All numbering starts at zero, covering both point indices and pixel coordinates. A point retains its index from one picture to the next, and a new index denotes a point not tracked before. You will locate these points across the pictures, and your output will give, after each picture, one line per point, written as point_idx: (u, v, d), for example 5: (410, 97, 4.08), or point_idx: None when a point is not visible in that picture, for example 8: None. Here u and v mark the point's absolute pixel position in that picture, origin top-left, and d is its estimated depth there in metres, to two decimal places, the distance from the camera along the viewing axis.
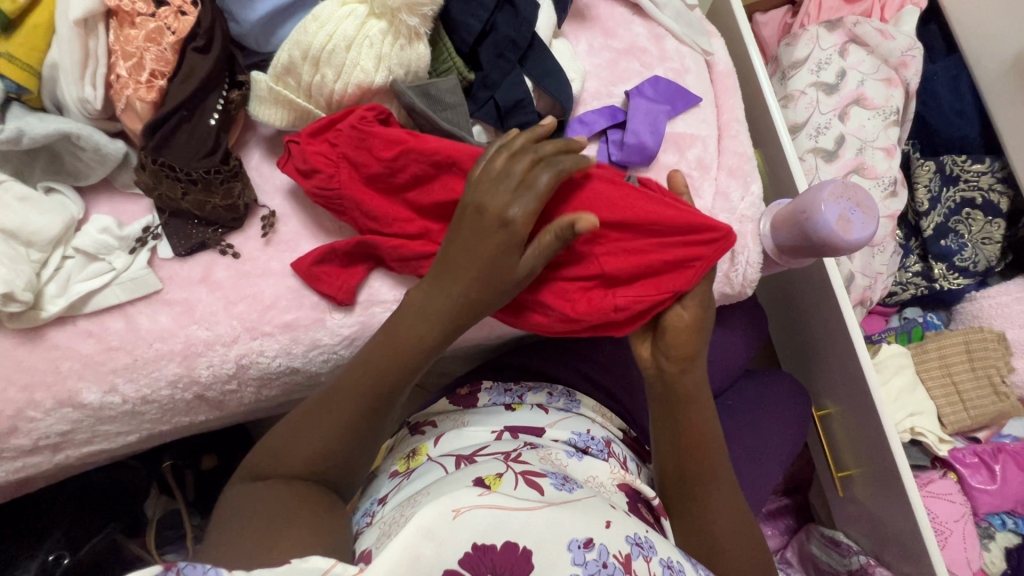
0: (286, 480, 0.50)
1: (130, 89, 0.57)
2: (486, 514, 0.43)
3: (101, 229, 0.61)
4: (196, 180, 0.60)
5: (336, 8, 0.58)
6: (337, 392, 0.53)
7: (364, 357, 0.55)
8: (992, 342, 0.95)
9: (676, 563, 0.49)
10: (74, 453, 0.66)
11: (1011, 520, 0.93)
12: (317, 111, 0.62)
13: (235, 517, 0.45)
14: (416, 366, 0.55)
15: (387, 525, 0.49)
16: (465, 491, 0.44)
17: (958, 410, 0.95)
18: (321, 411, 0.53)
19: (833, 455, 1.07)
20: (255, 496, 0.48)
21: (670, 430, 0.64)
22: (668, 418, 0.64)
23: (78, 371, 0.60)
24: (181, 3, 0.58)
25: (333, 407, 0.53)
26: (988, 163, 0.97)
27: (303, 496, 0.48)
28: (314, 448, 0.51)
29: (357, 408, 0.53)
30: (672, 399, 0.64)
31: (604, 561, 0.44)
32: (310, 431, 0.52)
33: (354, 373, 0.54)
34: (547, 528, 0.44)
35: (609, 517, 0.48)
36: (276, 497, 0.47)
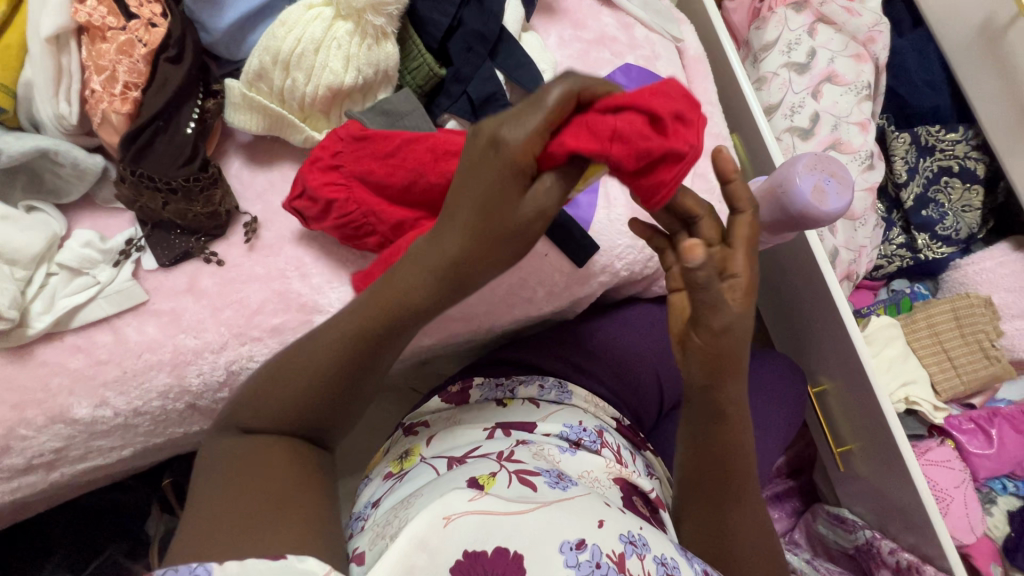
0: (264, 435, 0.47)
1: (105, 102, 0.58)
2: (477, 521, 0.45)
3: (83, 243, 0.62)
4: (176, 189, 0.61)
5: (303, 13, 0.59)
6: (322, 355, 0.47)
7: (351, 315, 0.48)
8: (979, 306, 0.95)
9: (670, 560, 0.50)
10: (69, 470, 0.66)
11: (1011, 483, 0.94)
12: (290, 116, 0.62)
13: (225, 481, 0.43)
14: (411, 325, 0.48)
15: (380, 526, 0.51)
16: (457, 495, 0.46)
17: (950, 376, 0.96)
18: (300, 370, 0.47)
19: (832, 431, 1.07)
20: (235, 451, 0.46)
21: (698, 435, 0.59)
22: (699, 421, 0.58)
23: (68, 386, 0.60)
24: (151, 15, 0.59)
25: (318, 371, 0.47)
26: (962, 131, 0.98)
27: (276, 469, 0.45)
28: (289, 400, 0.47)
29: (341, 373, 0.48)
30: (705, 405, 0.57)
31: (598, 561, 0.45)
32: (289, 391, 0.47)
33: (337, 334, 0.47)
34: (538, 531, 0.45)
35: (602, 517, 0.49)
36: (252, 460, 0.45)
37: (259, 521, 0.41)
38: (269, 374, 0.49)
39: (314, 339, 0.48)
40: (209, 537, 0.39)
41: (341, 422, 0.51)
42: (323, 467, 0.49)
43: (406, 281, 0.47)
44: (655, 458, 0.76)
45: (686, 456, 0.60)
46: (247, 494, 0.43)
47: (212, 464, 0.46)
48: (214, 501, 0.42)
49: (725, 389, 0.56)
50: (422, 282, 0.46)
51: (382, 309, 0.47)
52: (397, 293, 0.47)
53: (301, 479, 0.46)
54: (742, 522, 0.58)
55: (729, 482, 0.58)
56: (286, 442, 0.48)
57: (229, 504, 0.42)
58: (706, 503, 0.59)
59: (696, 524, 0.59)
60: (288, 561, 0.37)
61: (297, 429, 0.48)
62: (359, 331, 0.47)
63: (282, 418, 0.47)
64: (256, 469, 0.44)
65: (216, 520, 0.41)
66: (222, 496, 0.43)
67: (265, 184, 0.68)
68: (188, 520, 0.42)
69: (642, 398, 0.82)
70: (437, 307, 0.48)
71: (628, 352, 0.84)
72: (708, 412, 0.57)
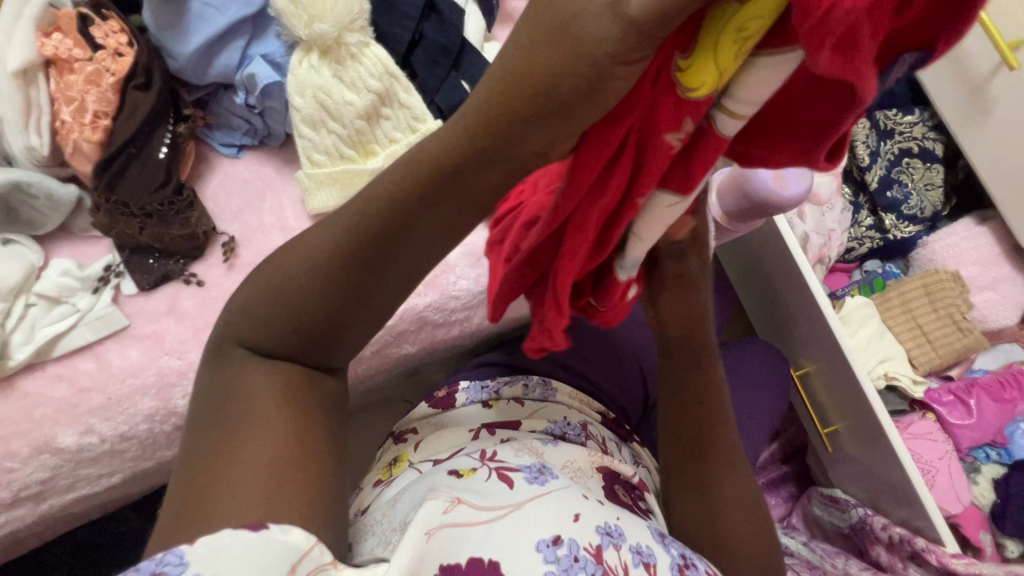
0: (261, 363, 0.44)
1: (76, 131, 0.59)
2: (453, 535, 0.45)
3: (61, 272, 0.62)
4: (151, 213, 0.62)
5: (302, 73, 0.61)
6: (308, 276, 0.40)
7: (342, 214, 0.39)
8: (948, 281, 0.98)
9: (646, 549, 0.52)
10: (58, 501, 0.66)
11: (994, 451, 0.96)
12: (358, 164, 0.64)
13: (222, 407, 0.43)
14: (410, 213, 0.37)
15: (380, 521, 0.54)
16: (430, 511, 0.45)
17: (927, 351, 0.98)
18: (288, 291, 0.41)
19: (818, 413, 1.08)
20: (231, 383, 0.43)
21: (678, 396, 0.66)
22: (680, 383, 0.66)
23: (52, 416, 0.60)
24: (117, 45, 0.60)
25: (306, 293, 0.41)
26: (918, 114, 1.02)
27: (264, 421, 0.42)
28: (276, 323, 0.42)
29: (335, 296, 0.41)
30: (685, 361, 0.66)
31: (576, 555, 0.47)
32: (279, 317, 0.42)
33: (327, 243, 0.39)
34: (510, 534, 0.46)
35: (578, 511, 0.50)
36: (240, 401, 0.42)
37: (239, 484, 0.39)
38: (258, 288, 0.42)
39: (309, 235, 0.41)
40: (187, 504, 0.39)
41: (344, 347, 0.45)
42: (327, 405, 0.46)
43: (405, 174, 0.36)
44: (642, 449, 0.77)
45: (667, 423, 0.66)
46: (234, 443, 0.41)
47: (209, 393, 0.44)
48: (198, 453, 0.41)
49: (692, 342, 0.66)
50: (427, 169, 0.35)
51: (378, 209, 0.37)
52: (392, 191, 0.37)
53: (293, 428, 0.43)
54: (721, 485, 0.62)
55: (708, 445, 0.64)
56: (280, 374, 0.44)
57: (211, 460, 0.40)
58: (691, 467, 0.63)
59: (680, 491, 0.64)
60: (269, 533, 0.36)
61: (293, 355, 0.44)
62: (350, 241, 0.39)
63: (278, 346, 0.43)
64: (245, 411, 0.42)
65: (195, 480, 0.40)
66: (207, 446, 0.41)
67: (241, 203, 0.68)
68: (177, 470, 0.42)
69: (627, 393, 0.84)
70: (447, 208, 0.37)
71: (609, 349, 0.85)
72: (687, 369, 0.66)
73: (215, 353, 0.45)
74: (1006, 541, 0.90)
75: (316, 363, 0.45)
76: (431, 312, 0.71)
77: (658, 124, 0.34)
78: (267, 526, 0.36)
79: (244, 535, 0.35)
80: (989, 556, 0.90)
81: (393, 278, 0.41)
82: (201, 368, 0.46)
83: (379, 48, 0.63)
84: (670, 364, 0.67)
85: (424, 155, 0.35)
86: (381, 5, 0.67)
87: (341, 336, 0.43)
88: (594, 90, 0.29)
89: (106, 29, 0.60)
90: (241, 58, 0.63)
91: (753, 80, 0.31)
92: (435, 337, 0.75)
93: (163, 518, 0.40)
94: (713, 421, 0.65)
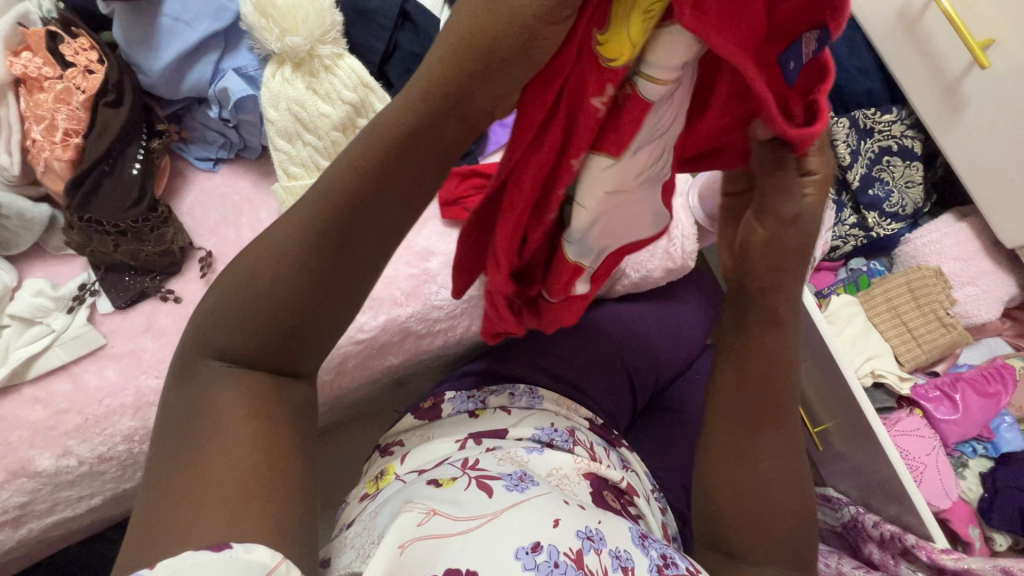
0: (231, 371, 0.43)
1: (46, 150, 0.58)
2: (427, 546, 0.46)
3: (35, 292, 0.61)
4: (125, 231, 0.61)
5: (276, 86, 0.61)
6: (278, 270, 0.40)
7: (309, 203, 0.40)
8: (931, 277, 0.99)
9: (625, 552, 0.52)
10: (37, 525, 0.65)
11: (980, 445, 0.97)
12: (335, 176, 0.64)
13: (190, 412, 0.43)
14: (370, 194, 0.39)
15: (358, 533, 0.55)
16: (403, 524, 0.47)
17: (912, 346, 0.99)
18: (257, 287, 0.41)
19: (809, 413, 1.08)
20: (200, 395, 0.43)
21: (740, 365, 0.52)
22: (746, 351, 0.51)
23: (28, 439, 0.59)
24: (87, 62, 0.59)
25: (276, 289, 0.41)
26: (896, 112, 1.03)
27: (230, 438, 0.41)
28: (242, 325, 0.42)
29: (305, 291, 0.41)
30: (758, 324, 0.50)
31: (555, 561, 0.47)
32: (250, 320, 0.42)
33: (295, 235, 0.40)
34: (486, 544, 0.47)
35: (557, 516, 0.51)
36: (207, 415, 0.42)
37: (214, 491, 0.39)
38: (229, 288, 0.42)
39: (280, 227, 0.41)
40: (160, 517, 0.39)
41: (315, 350, 0.45)
42: (298, 416, 0.45)
43: (369, 152, 0.38)
44: (630, 453, 0.77)
45: (717, 391, 0.54)
46: (207, 451, 0.41)
47: (179, 404, 0.44)
48: (172, 466, 0.41)
49: (774, 302, 0.48)
50: (394, 141, 0.37)
51: (345, 194, 0.39)
52: (360, 171, 0.38)
53: (260, 443, 0.42)
54: (761, 476, 0.52)
55: (763, 430, 0.52)
56: (248, 386, 0.43)
57: (186, 468, 0.41)
58: (731, 449, 0.53)
59: (714, 474, 0.55)
60: (232, 551, 0.38)
61: (262, 361, 0.44)
62: (321, 229, 0.39)
63: (246, 349, 0.43)
64: (217, 417, 0.42)
65: (168, 493, 0.40)
66: (181, 457, 0.41)
67: (218, 218, 0.67)
68: (148, 485, 0.41)
69: (614, 399, 0.84)
70: (402, 178, 0.39)
71: (596, 353, 0.85)
72: (763, 335, 0.50)
73: (183, 365, 0.44)
74: (994, 535, 0.92)
75: (284, 370, 0.45)
76: (414, 323, 0.71)
77: (585, 89, 0.38)
78: (229, 546, 0.38)
79: (207, 556, 0.37)
80: (978, 550, 0.91)
81: (365, 265, 0.42)
82: (168, 383, 0.46)
83: (353, 60, 0.63)
84: (740, 324, 0.51)
85: (388, 126, 0.37)
86: (356, 16, 0.67)
87: (312, 338, 0.44)
88: (529, 44, 0.34)
89: (76, 46, 0.59)
90: (214, 72, 0.63)
91: (663, 49, 0.37)
92: (418, 348, 0.74)
93: (133, 533, 0.39)
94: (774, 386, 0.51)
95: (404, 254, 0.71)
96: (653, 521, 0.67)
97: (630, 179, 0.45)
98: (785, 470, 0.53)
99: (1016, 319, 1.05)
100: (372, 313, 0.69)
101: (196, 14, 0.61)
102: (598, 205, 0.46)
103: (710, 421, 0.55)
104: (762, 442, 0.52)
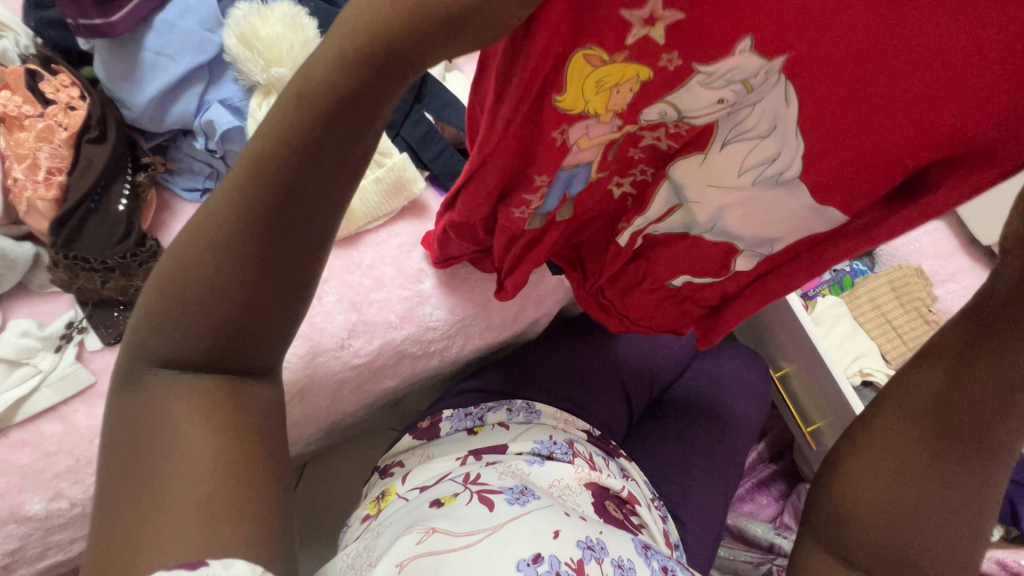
0: (180, 380, 0.41)
1: (29, 189, 0.57)
2: (426, 562, 0.48)
3: (20, 333, 0.60)
4: (113, 267, 0.60)
5: (265, 118, 0.61)
6: (212, 258, 0.37)
7: (232, 188, 0.36)
8: (912, 275, 1.02)
9: (627, 561, 0.52)
10: (28, 571, 0.63)
11: None
12: None
13: (149, 422, 0.40)
14: (305, 182, 0.35)
15: (356, 552, 0.57)
16: (404, 545, 0.50)
17: (895, 342, 1.00)
18: (188, 283, 0.38)
19: (798, 411, 1.06)
20: (151, 406, 0.40)
21: (961, 360, 0.42)
22: (982, 355, 0.41)
23: (17, 484, 0.58)
24: (69, 99, 0.59)
25: (211, 285, 0.37)
26: None
27: (190, 450, 0.39)
28: (189, 329, 0.39)
29: (250, 279, 0.37)
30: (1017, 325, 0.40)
31: (557, 570, 0.47)
32: (195, 318, 0.39)
33: (223, 228, 0.36)
34: (487, 556, 0.48)
35: (557, 527, 0.51)
36: (165, 427, 0.40)
37: (178, 510, 0.37)
38: (161, 282, 0.39)
39: (206, 211, 0.37)
40: (114, 543, 0.37)
41: (269, 344, 0.42)
42: (264, 425, 0.43)
43: (280, 128, 0.33)
44: (629, 463, 0.77)
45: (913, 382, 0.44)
46: (163, 470, 0.38)
47: (125, 419, 0.41)
48: (122, 491, 0.39)
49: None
50: (306, 127, 0.33)
51: (270, 182, 0.34)
52: (283, 149, 0.33)
53: (225, 451, 0.40)
54: (925, 493, 0.43)
55: (963, 462, 0.42)
56: (206, 387, 0.41)
57: (138, 490, 0.38)
58: (898, 458, 0.44)
59: (870, 481, 0.45)
60: (209, 569, 0.36)
61: (205, 363, 0.41)
62: (251, 216, 0.35)
63: (193, 352, 0.40)
64: (168, 434, 0.39)
65: (122, 518, 0.38)
66: (131, 480, 0.39)
67: None
68: (100, 509, 0.39)
69: (610, 411, 0.84)
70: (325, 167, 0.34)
71: (589, 362, 0.86)
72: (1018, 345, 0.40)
73: (127, 374, 0.42)
74: None
75: (239, 367, 0.42)
76: (409, 345, 0.71)
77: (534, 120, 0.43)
78: (205, 563, 0.36)
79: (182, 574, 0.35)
80: None
81: (307, 255, 0.39)
82: (111, 393, 0.43)
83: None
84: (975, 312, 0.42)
85: (302, 102, 0.32)
86: None
87: (259, 330, 0.40)
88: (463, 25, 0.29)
89: (57, 83, 0.59)
90: (199, 105, 0.62)
91: (686, 97, 0.44)
92: (414, 369, 0.74)
93: (96, 551, 0.37)
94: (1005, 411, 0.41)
95: (396, 277, 0.70)
96: (655, 527, 0.68)
97: (733, 173, 0.51)
98: (964, 509, 0.43)
99: None
100: (366, 337, 0.68)
101: (178, 48, 0.60)
102: (710, 197, 0.54)
103: (880, 422, 0.46)
104: (953, 462, 0.43)
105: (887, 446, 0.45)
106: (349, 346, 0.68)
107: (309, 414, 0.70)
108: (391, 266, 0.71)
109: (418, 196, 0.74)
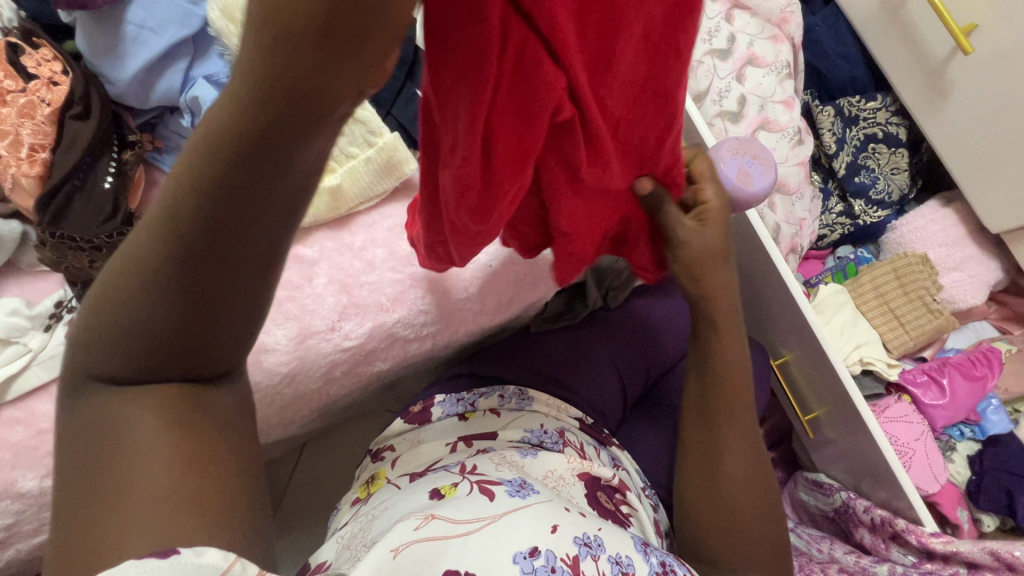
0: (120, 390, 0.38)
1: (12, 166, 0.57)
2: (427, 546, 0.47)
3: (10, 311, 0.60)
4: (99, 246, 0.59)
5: None
6: (134, 286, 0.33)
7: (162, 212, 0.30)
8: (918, 263, 1.00)
9: (626, 558, 0.52)
10: (25, 546, 0.64)
11: (968, 428, 0.98)
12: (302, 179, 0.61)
13: (85, 431, 0.38)
14: (246, 218, 0.29)
15: (348, 537, 0.57)
16: (401, 529, 0.49)
17: (899, 332, 0.99)
18: (124, 304, 0.34)
19: (798, 400, 1.05)
20: (96, 414, 0.38)
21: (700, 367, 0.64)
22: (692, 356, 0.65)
23: (10, 461, 0.58)
24: (51, 74, 0.58)
25: (142, 311, 0.33)
26: (880, 99, 1.04)
27: (146, 457, 0.37)
28: (116, 346, 0.36)
29: (179, 309, 0.33)
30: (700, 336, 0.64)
31: (553, 566, 0.47)
32: (123, 341, 0.35)
33: (156, 256, 0.31)
34: (485, 544, 0.47)
35: (556, 522, 0.51)
36: (118, 431, 0.37)
37: (143, 511, 0.35)
38: (93, 301, 0.35)
39: (137, 239, 0.32)
40: (76, 546, 0.35)
41: (218, 356, 0.38)
42: (228, 426, 0.41)
43: (201, 162, 0.27)
44: (620, 452, 0.77)
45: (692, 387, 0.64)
46: (120, 475, 0.36)
47: (78, 422, 0.39)
48: (84, 486, 0.37)
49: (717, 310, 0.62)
50: (236, 164, 0.27)
51: (197, 218, 0.29)
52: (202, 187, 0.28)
53: (176, 461, 0.37)
54: (733, 472, 0.60)
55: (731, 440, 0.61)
56: (154, 393, 0.38)
57: (101, 491, 0.36)
58: (701, 454, 0.62)
59: (692, 470, 0.62)
60: (180, 559, 0.33)
61: (149, 377, 0.38)
62: (186, 254, 0.31)
63: (124, 365, 0.37)
64: (123, 434, 0.37)
65: (83, 521, 0.35)
66: (92, 478, 0.37)
67: None
68: (60, 510, 0.37)
69: (606, 399, 0.83)
70: (255, 202, 0.28)
71: (581, 351, 0.85)
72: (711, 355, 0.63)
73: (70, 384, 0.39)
74: (982, 516, 0.92)
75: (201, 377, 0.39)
76: (401, 328, 0.70)
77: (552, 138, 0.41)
78: (176, 551, 0.33)
79: (151, 564, 0.32)
80: (967, 532, 0.93)
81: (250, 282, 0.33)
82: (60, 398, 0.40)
83: None
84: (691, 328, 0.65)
85: (221, 142, 0.26)
86: None
87: (204, 338, 0.36)
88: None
89: (38, 57, 0.58)
90: (184, 81, 0.61)
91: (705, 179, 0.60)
92: (406, 353, 0.73)
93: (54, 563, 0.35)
94: (729, 390, 0.62)
95: (388, 259, 0.70)
96: (645, 516, 0.67)
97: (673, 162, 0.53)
98: (756, 474, 0.61)
99: (1003, 303, 1.06)
100: (356, 319, 0.68)
101: (161, 20, 0.59)
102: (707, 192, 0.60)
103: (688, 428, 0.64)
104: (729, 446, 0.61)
105: (695, 442, 0.63)
106: (339, 329, 0.67)
107: (300, 396, 0.70)
108: (382, 248, 0.70)
109: (410, 176, 0.73)
